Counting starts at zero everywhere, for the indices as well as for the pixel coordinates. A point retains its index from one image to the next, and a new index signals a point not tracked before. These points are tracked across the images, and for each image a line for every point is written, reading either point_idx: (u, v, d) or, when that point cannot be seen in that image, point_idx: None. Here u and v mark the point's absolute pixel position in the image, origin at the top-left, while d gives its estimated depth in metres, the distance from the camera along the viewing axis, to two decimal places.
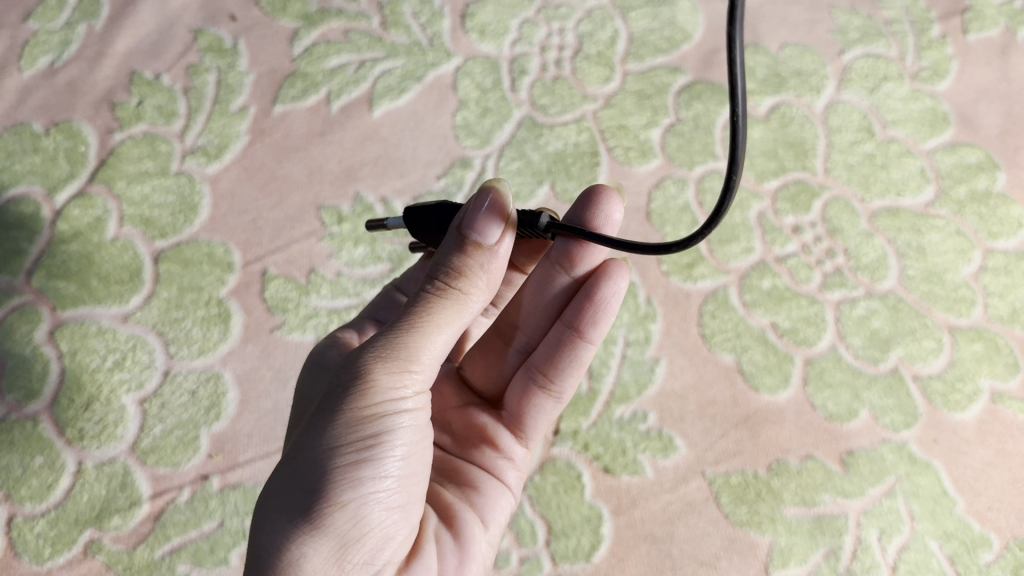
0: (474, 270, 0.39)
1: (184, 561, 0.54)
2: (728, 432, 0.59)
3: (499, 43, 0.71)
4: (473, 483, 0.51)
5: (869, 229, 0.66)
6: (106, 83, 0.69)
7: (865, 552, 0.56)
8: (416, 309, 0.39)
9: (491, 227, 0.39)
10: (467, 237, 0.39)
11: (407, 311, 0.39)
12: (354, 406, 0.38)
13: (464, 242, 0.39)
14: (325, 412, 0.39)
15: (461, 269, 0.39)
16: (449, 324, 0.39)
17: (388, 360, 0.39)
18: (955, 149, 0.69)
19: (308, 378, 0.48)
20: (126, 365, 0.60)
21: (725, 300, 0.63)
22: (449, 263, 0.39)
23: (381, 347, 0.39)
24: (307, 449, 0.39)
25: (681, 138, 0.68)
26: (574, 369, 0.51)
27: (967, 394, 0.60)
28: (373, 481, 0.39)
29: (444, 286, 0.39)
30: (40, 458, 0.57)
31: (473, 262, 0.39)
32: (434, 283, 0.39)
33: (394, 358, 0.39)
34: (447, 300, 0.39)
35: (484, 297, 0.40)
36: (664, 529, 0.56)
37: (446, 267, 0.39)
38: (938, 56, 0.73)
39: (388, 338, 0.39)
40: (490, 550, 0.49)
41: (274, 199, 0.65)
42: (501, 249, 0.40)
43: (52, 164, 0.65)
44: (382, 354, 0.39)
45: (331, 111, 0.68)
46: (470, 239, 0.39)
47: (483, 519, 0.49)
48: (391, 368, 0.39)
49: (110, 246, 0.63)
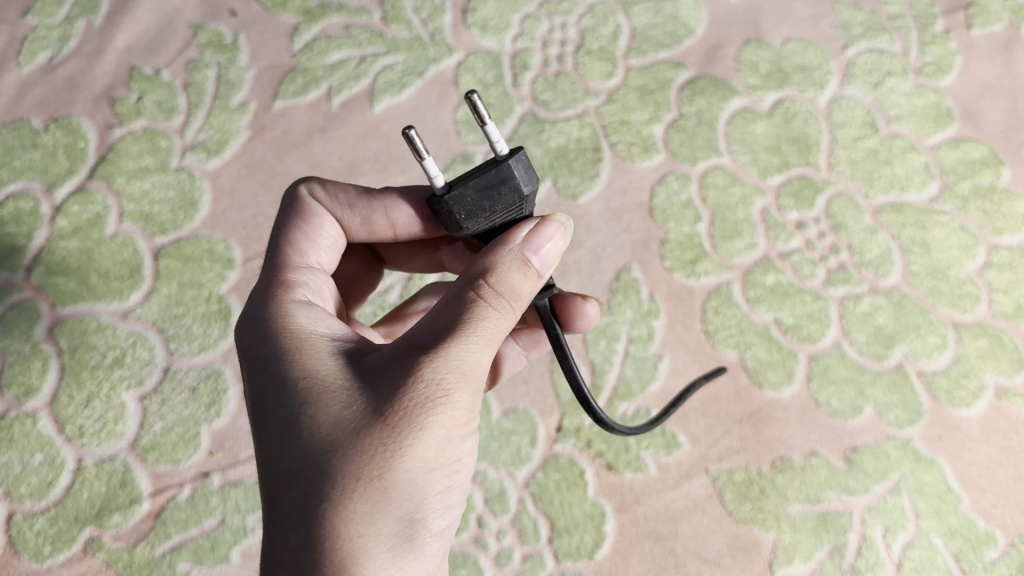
0: (527, 292, 0.39)
1: (185, 559, 0.54)
2: (731, 429, 0.59)
3: (500, 38, 0.71)
4: None
5: (873, 225, 0.65)
6: (106, 79, 0.68)
7: (870, 549, 0.55)
8: (483, 326, 0.37)
9: (551, 254, 0.39)
10: (527, 260, 0.39)
11: (474, 323, 0.37)
12: (443, 428, 0.36)
13: (529, 266, 0.38)
14: (398, 430, 0.35)
15: (520, 288, 0.38)
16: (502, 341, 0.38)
17: (469, 379, 0.36)
18: (959, 144, 0.68)
19: (259, 339, 0.40)
20: (126, 362, 0.59)
21: (728, 296, 0.62)
22: (511, 281, 0.38)
23: (462, 364, 0.36)
24: (383, 472, 0.35)
25: (684, 134, 0.68)
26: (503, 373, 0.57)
27: (971, 391, 0.60)
28: (447, 498, 0.38)
29: (507, 305, 0.38)
30: (40, 455, 0.56)
31: (529, 283, 0.39)
32: (495, 297, 0.37)
33: (472, 376, 0.36)
34: (510, 317, 0.38)
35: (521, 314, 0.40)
36: (668, 527, 0.56)
37: (508, 286, 0.38)
38: (942, 51, 0.72)
39: (464, 353, 0.36)
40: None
41: (274, 195, 0.65)
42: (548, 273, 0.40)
43: (51, 160, 0.65)
44: (463, 375, 0.36)
45: (332, 107, 0.68)
46: (534, 265, 0.39)
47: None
48: (472, 386, 0.37)
49: (110, 242, 0.62)
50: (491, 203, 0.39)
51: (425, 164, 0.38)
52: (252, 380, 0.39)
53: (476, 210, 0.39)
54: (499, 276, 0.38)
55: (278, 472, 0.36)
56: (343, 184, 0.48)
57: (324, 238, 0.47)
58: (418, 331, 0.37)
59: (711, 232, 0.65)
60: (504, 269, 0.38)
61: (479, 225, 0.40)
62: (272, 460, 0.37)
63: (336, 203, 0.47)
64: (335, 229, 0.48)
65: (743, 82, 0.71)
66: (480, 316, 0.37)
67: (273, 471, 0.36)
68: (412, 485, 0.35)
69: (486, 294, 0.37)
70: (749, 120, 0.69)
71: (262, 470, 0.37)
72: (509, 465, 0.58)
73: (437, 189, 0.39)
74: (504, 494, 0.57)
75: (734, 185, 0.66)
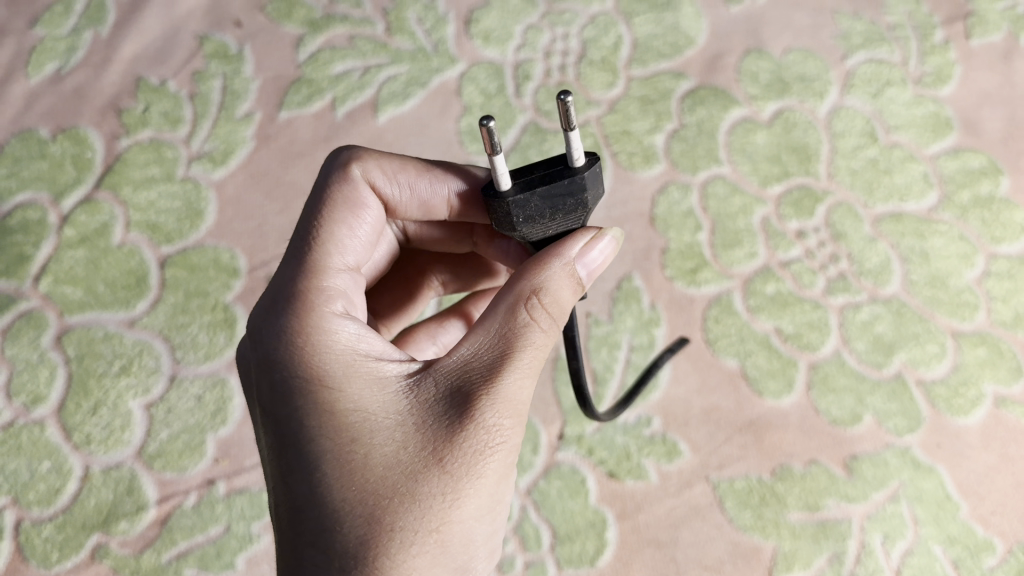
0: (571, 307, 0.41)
1: (190, 566, 0.55)
2: (731, 437, 0.59)
3: (503, 49, 0.72)
4: None
5: (873, 234, 0.66)
6: (113, 89, 0.69)
7: (869, 556, 0.56)
8: (533, 353, 0.39)
9: (593, 265, 0.42)
10: (574, 273, 0.41)
11: (526, 354, 0.38)
12: (497, 470, 0.37)
13: (577, 281, 0.41)
14: (459, 475, 0.36)
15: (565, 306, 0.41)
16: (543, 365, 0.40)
17: (521, 416, 0.38)
18: (958, 153, 0.69)
19: (290, 361, 0.39)
20: (133, 371, 0.60)
21: (728, 305, 0.63)
22: (559, 299, 0.40)
23: (516, 401, 0.38)
24: (445, 521, 0.36)
25: (685, 144, 0.68)
26: None
27: (970, 399, 0.60)
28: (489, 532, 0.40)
29: (553, 329, 0.40)
30: (47, 463, 0.57)
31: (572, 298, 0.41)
32: (545, 320, 0.39)
33: (523, 411, 0.38)
34: (554, 339, 0.40)
35: None
36: (668, 534, 0.57)
37: (557, 306, 0.40)
38: (941, 61, 0.73)
39: (520, 384, 0.38)
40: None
41: (279, 204, 0.65)
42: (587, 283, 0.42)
43: (59, 170, 0.66)
44: (516, 414, 0.38)
45: (336, 117, 0.68)
46: (580, 280, 0.41)
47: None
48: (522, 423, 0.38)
49: (117, 252, 0.63)
50: (554, 211, 0.40)
51: (495, 164, 0.38)
52: (284, 410, 0.39)
53: (536, 215, 0.40)
54: (551, 297, 0.40)
55: (323, 513, 0.36)
56: (400, 160, 0.47)
57: (361, 230, 0.46)
58: (469, 361, 0.39)
59: (712, 240, 0.65)
60: (556, 288, 0.40)
61: (532, 230, 0.41)
62: (317, 502, 0.37)
63: (384, 186, 0.47)
64: (377, 216, 0.47)
65: (743, 92, 0.71)
66: (535, 344, 0.39)
67: (319, 511, 0.37)
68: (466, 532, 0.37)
69: (537, 318, 0.39)
70: (749, 130, 0.69)
71: (303, 509, 0.37)
72: None
73: (499, 190, 0.39)
74: None
75: (735, 195, 0.66)
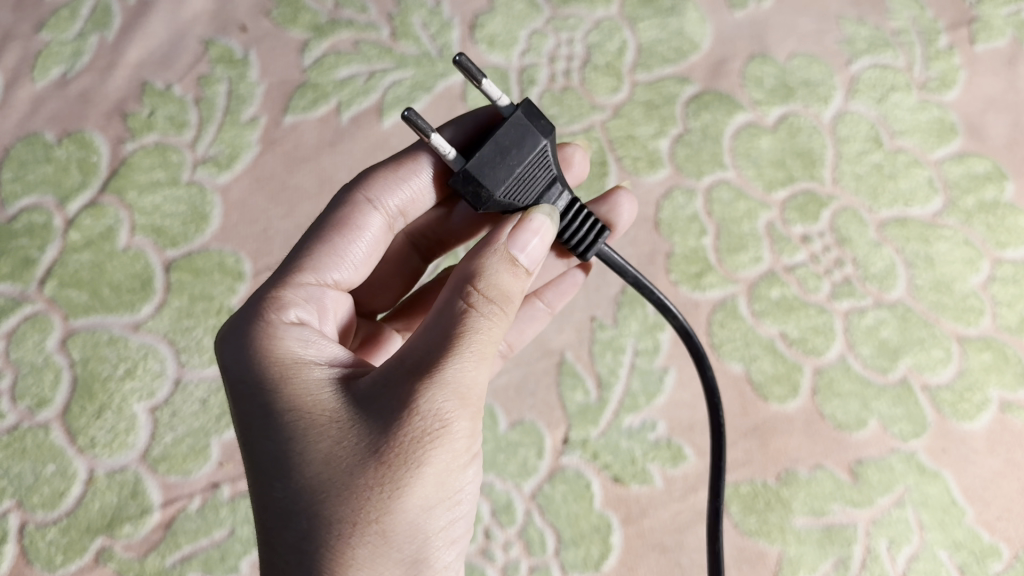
0: (514, 291, 0.41)
1: (195, 569, 0.55)
2: (736, 442, 0.60)
3: (508, 54, 0.72)
4: None
5: (877, 239, 0.66)
6: (118, 94, 0.69)
7: (874, 561, 0.56)
8: (475, 338, 0.38)
9: (529, 249, 0.41)
10: (513, 257, 0.41)
11: (468, 340, 0.38)
12: (443, 459, 0.37)
13: (514, 263, 0.41)
14: (396, 467, 0.37)
15: (507, 290, 0.40)
16: (497, 348, 0.40)
17: (467, 402, 0.38)
18: (962, 159, 0.69)
19: (243, 367, 0.41)
20: (137, 374, 0.60)
21: (733, 309, 0.63)
22: (499, 284, 0.40)
23: (459, 389, 0.38)
24: (380, 514, 0.37)
25: (689, 148, 0.68)
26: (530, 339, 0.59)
27: (975, 404, 0.60)
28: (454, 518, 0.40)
29: (496, 312, 0.40)
30: (52, 466, 0.57)
31: (514, 281, 0.41)
32: (486, 304, 0.39)
33: (471, 397, 0.38)
34: (502, 322, 0.40)
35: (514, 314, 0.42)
36: (674, 539, 0.57)
37: (497, 288, 0.40)
38: (946, 67, 0.73)
39: (461, 374, 0.38)
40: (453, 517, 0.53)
41: (284, 209, 0.66)
42: (540, 261, 0.42)
43: (64, 174, 0.66)
44: (460, 400, 0.38)
45: (341, 121, 0.69)
46: (520, 265, 0.41)
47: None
48: (471, 409, 0.38)
49: (122, 255, 0.63)
50: None
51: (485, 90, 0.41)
52: (243, 413, 0.41)
53: None
54: (487, 282, 0.40)
55: (276, 512, 0.39)
56: (393, 162, 0.50)
57: (352, 254, 0.49)
58: (410, 353, 0.39)
59: (717, 245, 0.65)
60: (492, 273, 0.40)
61: None
62: (275, 498, 0.39)
63: (385, 208, 0.49)
64: (373, 238, 0.50)
65: (748, 97, 0.71)
66: (475, 329, 0.39)
67: (272, 510, 0.39)
68: (409, 523, 0.37)
69: (478, 305, 0.39)
70: (754, 135, 0.69)
71: (260, 507, 0.39)
72: (516, 476, 0.58)
73: (521, 106, 0.42)
74: (511, 505, 0.57)
75: (740, 200, 0.66)
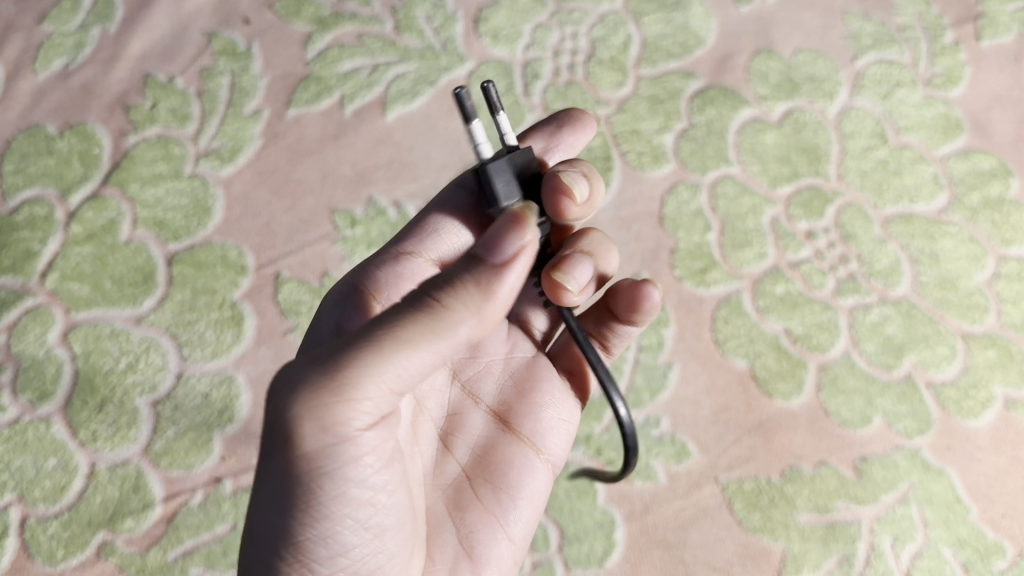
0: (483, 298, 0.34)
1: (197, 564, 0.55)
2: (741, 438, 0.59)
3: (511, 48, 0.71)
4: (517, 422, 0.47)
5: (882, 235, 0.66)
6: (120, 86, 0.69)
7: (878, 558, 0.56)
8: (380, 331, 0.33)
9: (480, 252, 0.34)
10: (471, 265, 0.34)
11: (369, 327, 0.33)
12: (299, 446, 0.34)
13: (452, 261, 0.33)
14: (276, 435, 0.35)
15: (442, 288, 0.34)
16: (405, 343, 0.33)
17: (322, 394, 0.32)
18: (968, 156, 0.69)
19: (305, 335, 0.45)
20: (140, 367, 0.60)
21: (738, 305, 0.62)
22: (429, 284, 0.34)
23: (316, 376, 0.33)
24: (253, 501, 0.37)
25: (694, 143, 0.68)
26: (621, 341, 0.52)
27: (980, 401, 0.60)
28: (346, 511, 0.36)
29: (425, 299, 0.34)
30: (54, 460, 0.57)
31: (455, 284, 0.34)
32: (418, 299, 0.34)
33: (327, 391, 0.32)
34: (417, 317, 0.33)
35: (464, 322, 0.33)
36: (677, 535, 0.56)
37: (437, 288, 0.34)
38: (951, 63, 0.73)
39: (323, 366, 0.33)
40: (536, 526, 0.47)
41: (286, 202, 0.65)
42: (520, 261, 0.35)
43: (66, 166, 0.66)
44: (313, 390, 0.33)
45: (344, 115, 0.68)
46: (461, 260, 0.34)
47: (468, 541, 0.44)
48: (328, 404, 0.32)
49: (124, 248, 0.63)
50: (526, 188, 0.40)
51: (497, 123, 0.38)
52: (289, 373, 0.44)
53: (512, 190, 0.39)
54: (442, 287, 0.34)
55: None
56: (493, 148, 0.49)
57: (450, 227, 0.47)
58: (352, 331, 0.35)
59: (721, 241, 0.65)
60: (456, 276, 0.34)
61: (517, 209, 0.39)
62: None
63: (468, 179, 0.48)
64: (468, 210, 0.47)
65: (753, 92, 0.71)
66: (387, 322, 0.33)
67: None
68: (273, 504, 0.36)
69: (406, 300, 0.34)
70: (759, 130, 0.69)
71: None
72: None
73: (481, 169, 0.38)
74: None
75: (744, 195, 0.66)
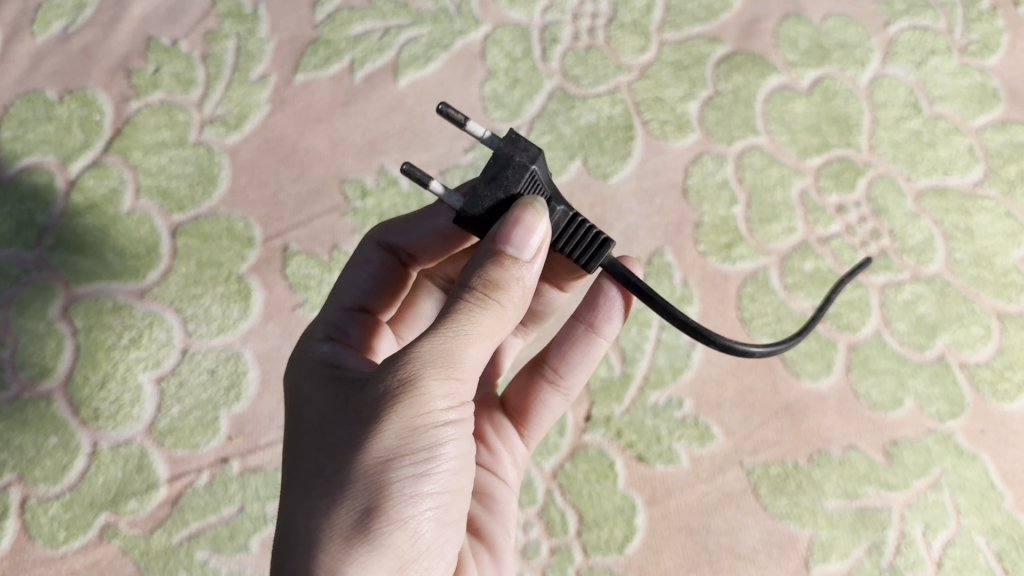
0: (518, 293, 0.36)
1: (202, 548, 0.53)
2: (767, 421, 0.57)
3: (529, 11, 0.68)
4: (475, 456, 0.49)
5: (915, 210, 0.63)
6: (122, 49, 0.66)
7: (909, 546, 0.54)
8: (459, 320, 0.35)
9: (528, 241, 0.35)
10: (513, 257, 0.35)
11: (448, 317, 0.35)
12: (403, 414, 0.34)
13: (500, 255, 0.35)
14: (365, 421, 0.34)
15: (497, 282, 0.35)
16: (490, 331, 0.35)
17: (435, 368, 0.34)
18: (1005, 127, 0.66)
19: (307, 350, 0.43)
20: (143, 343, 0.58)
21: (764, 282, 0.60)
22: (484, 275, 0.35)
23: (425, 352, 0.34)
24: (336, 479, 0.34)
25: (720, 111, 0.65)
26: (584, 363, 0.50)
27: (1015, 384, 0.58)
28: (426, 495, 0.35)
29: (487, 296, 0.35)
30: (54, 439, 0.55)
31: (509, 274, 0.35)
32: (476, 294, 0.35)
33: (437, 365, 0.34)
34: (486, 310, 0.35)
35: (518, 309, 0.37)
36: (700, 521, 0.54)
37: (491, 280, 0.35)
38: (988, 29, 0.69)
39: (431, 344, 0.34)
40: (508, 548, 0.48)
41: (295, 171, 0.63)
42: (544, 250, 0.36)
43: (66, 133, 0.63)
44: (431, 363, 0.34)
45: (355, 80, 0.65)
46: (506, 253, 0.35)
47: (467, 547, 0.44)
48: (439, 375, 0.34)
49: (126, 220, 0.61)
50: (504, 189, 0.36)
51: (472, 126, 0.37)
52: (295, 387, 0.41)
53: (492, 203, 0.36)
54: (494, 281, 0.35)
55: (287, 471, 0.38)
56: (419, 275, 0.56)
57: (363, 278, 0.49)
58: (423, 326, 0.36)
59: (748, 215, 0.62)
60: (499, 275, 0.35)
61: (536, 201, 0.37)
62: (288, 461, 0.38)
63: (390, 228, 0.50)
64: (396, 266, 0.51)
65: (782, 58, 0.68)
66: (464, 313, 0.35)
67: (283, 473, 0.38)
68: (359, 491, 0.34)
69: (463, 294, 0.35)
70: (788, 98, 0.66)
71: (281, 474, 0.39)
72: (536, 454, 0.55)
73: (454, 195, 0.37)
74: (531, 485, 0.55)
75: (772, 166, 0.63)
